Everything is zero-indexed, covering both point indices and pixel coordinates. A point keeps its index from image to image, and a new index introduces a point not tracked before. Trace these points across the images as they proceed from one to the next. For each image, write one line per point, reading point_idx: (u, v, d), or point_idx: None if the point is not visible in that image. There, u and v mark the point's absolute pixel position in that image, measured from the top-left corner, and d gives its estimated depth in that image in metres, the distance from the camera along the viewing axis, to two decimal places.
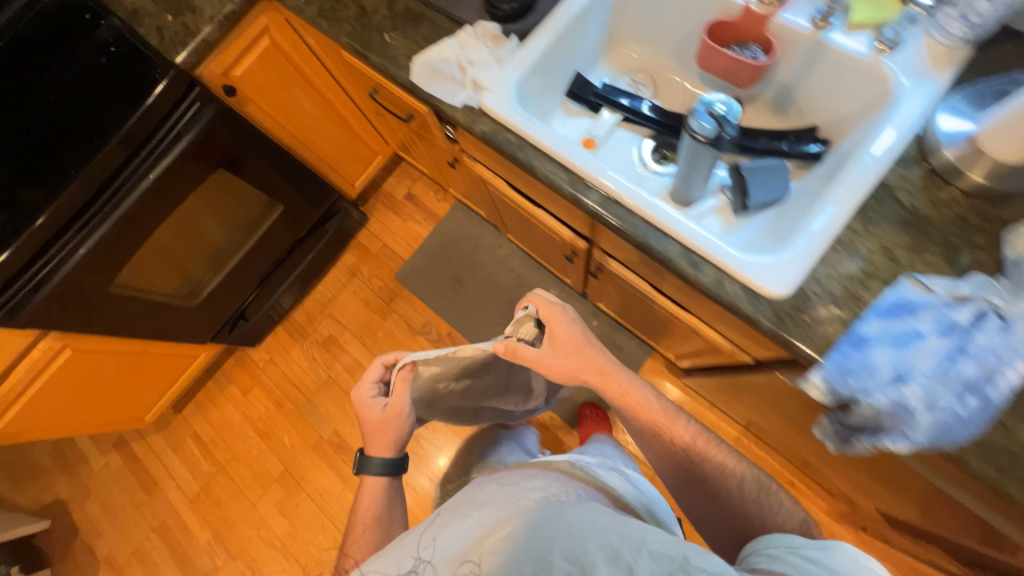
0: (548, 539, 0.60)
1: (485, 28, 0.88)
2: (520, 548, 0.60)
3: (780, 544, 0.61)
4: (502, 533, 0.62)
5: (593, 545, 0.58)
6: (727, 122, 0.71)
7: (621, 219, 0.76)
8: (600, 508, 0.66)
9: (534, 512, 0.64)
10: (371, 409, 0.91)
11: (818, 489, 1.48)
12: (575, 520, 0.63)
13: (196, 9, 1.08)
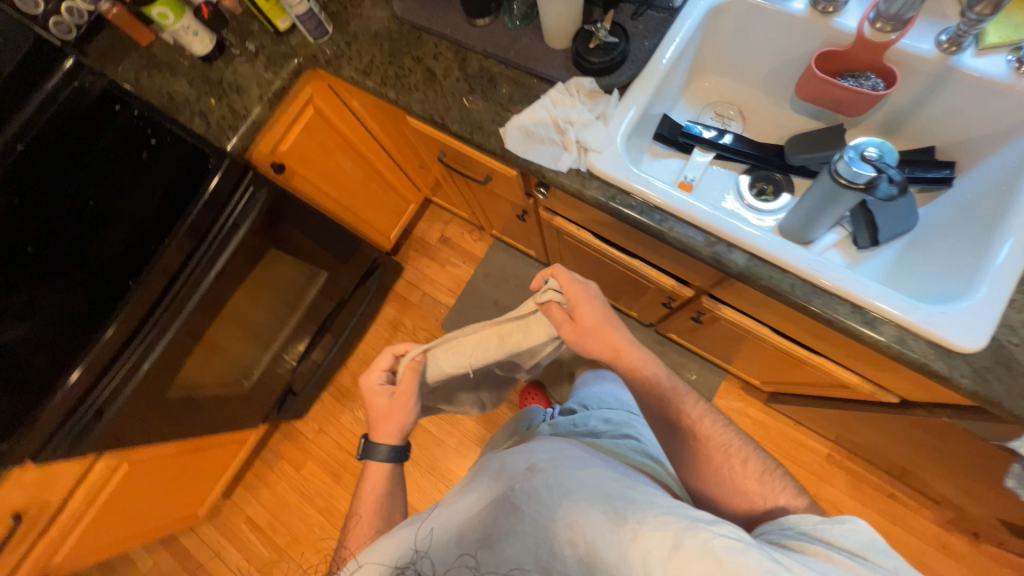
0: (552, 507, 0.56)
1: (579, 83, 0.82)
2: (523, 525, 0.56)
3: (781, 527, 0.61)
4: (502, 512, 0.58)
5: (600, 513, 0.53)
6: (888, 168, 0.66)
7: (775, 280, 0.70)
8: (604, 468, 0.61)
9: (538, 480, 0.59)
10: (379, 397, 0.84)
11: (922, 498, 1.43)
12: (577, 482, 0.57)
13: (241, 89, 1.00)
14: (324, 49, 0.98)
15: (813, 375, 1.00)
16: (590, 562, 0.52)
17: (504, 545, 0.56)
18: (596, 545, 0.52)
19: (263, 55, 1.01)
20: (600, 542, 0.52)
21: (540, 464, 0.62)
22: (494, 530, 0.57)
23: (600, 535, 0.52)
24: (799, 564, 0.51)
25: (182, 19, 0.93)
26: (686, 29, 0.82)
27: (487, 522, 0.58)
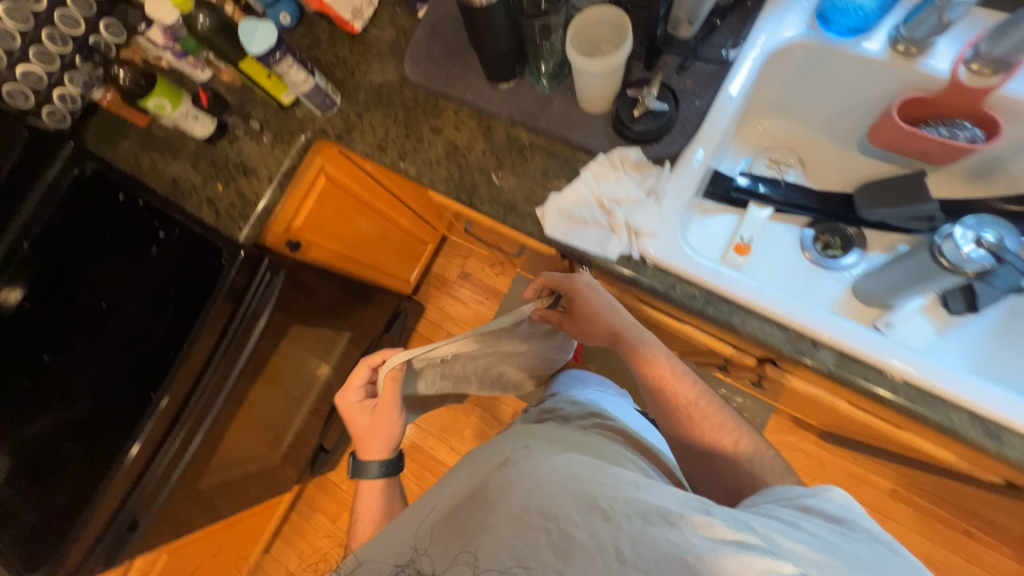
0: (521, 496, 0.52)
1: (623, 155, 0.73)
2: (493, 516, 0.52)
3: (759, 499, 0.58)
4: (473, 501, 0.55)
5: (568, 499, 0.50)
6: (1007, 254, 0.59)
7: (875, 383, 0.61)
8: (577, 456, 0.59)
9: (511, 471, 0.56)
10: (360, 414, 0.86)
11: (1001, 535, 1.32)
12: (548, 471, 0.55)
13: (249, 171, 0.93)
14: (335, 121, 0.90)
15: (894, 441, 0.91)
16: (563, 549, 0.47)
17: (474, 536, 0.51)
18: (567, 529, 0.48)
19: (268, 131, 0.93)
20: (571, 526, 0.48)
21: (514, 455, 0.60)
22: (463, 523, 0.53)
23: (569, 518, 0.49)
24: (768, 529, 0.49)
25: (180, 106, 0.85)
26: (741, 83, 0.72)
27: (458, 513, 0.55)
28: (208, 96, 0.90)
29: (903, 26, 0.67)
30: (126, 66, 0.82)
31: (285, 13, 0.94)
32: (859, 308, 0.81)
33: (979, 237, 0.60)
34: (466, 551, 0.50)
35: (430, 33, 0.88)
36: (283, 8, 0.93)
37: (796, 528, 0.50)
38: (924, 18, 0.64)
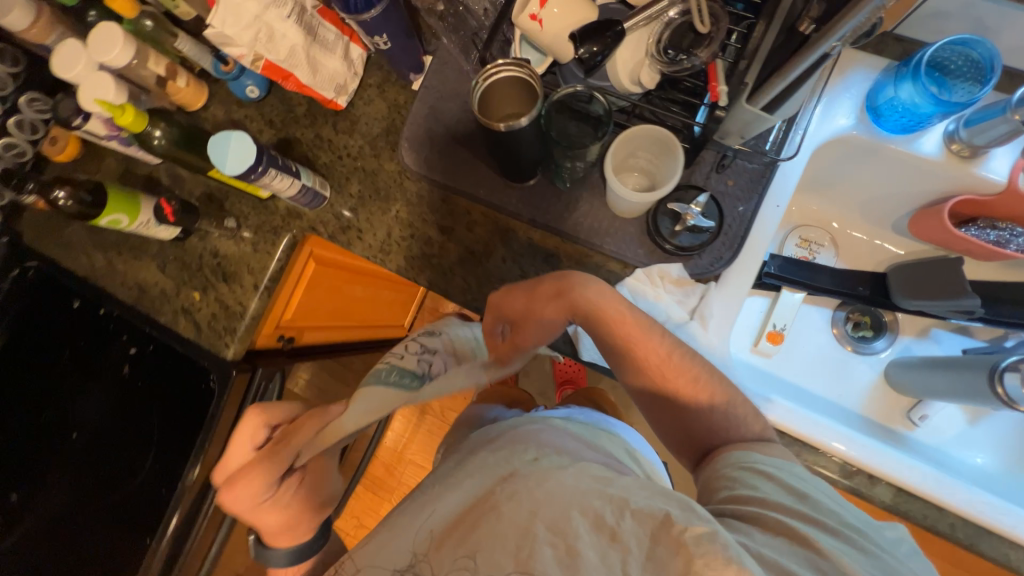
0: (525, 504, 0.47)
1: (664, 271, 0.66)
2: (500, 524, 0.47)
3: (758, 466, 0.52)
4: (471, 506, 0.50)
5: (578, 512, 0.45)
6: None
7: (931, 518, 0.61)
8: (589, 465, 0.52)
9: (514, 478, 0.50)
10: (274, 513, 0.69)
11: None
12: (560, 480, 0.49)
13: (229, 275, 0.81)
14: (326, 216, 0.79)
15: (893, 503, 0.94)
16: (571, 559, 0.43)
17: (471, 540, 0.47)
18: (575, 543, 0.44)
19: (246, 227, 0.81)
20: (580, 543, 0.44)
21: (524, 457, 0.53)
22: (462, 530, 0.49)
23: (581, 537, 0.44)
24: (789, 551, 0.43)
25: (140, 216, 0.72)
26: (783, 187, 0.66)
27: (458, 517, 0.50)
28: (173, 206, 0.73)
29: (962, 127, 0.62)
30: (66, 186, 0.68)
31: (252, 85, 0.80)
32: (890, 395, 0.80)
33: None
34: (465, 557, 0.46)
35: (429, 111, 0.77)
36: (249, 80, 0.79)
37: (781, 533, 0.45)
38: (991, 127, 0.59)
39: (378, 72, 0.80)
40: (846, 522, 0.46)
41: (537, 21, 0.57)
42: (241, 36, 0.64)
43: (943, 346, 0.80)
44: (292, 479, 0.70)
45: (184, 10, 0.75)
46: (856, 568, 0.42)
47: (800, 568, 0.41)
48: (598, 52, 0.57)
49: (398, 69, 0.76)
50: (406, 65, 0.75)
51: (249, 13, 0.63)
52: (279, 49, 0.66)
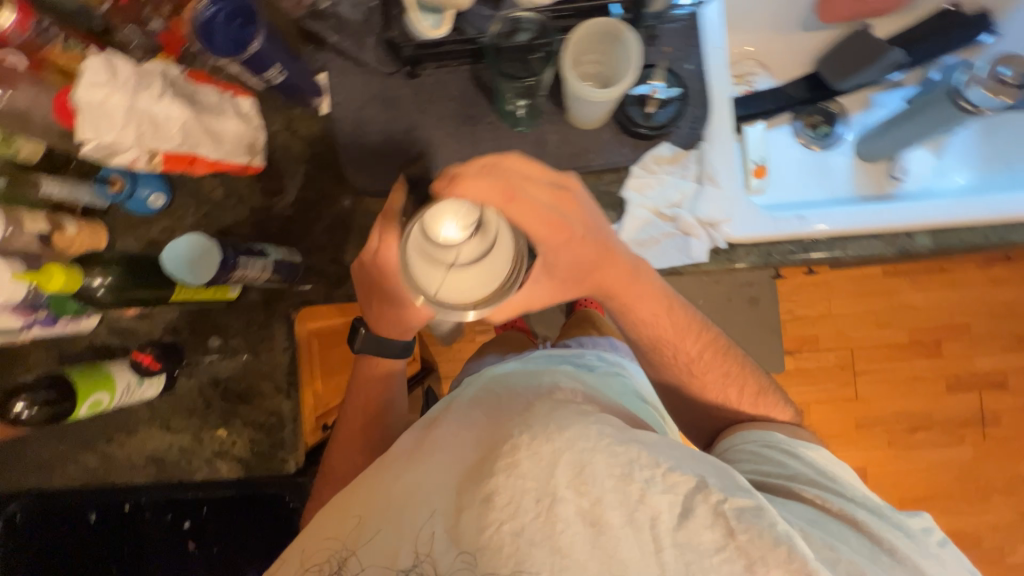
0: (542, 456, 0.46)
1: (656, 155, 0.67)
2: (517, 479, 0.45)
3: (777, 442, 0.64)
4: (477, 471, 0.47)
5: (603, 464, 0.45)
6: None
7: (967, 239, 0.68)
8: (608, 416, 0.52)
9: (522, 431, 0.48)
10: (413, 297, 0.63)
11: (962, 262, 1.64)
12: (579, 430, 0.48)
13: (243, 394, 0.73)
14: (312, 282, 0.72)
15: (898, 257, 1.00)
16: (593, 516, 0.43)
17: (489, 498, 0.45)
18: (599, 505, 0.44)
19: (233, 337, 0.72)
20: (605, 506, 0.44)
21: (539, 408, 0.52)
22: (462, 488, 0.47)
23: (605, 499, 0.44)
24: (844, 542, 0.50)
25: (118, 384, 0.63)
26: (714, 29, 0.68)
27: (462, 484, 0.47)
28: (152, 354, 0.66)
29: None
30: (26, 394, 0.57)
31: (152, 193, 0.70)
32: (873, 168, 0.87)
33: (999, 76, 0.64)
34: (466, 552, 0.44)
35: (354, 126, 0.71)
36: (147, 189, 0.69)
37: (825, 515, 0.54)
38: None
39: (279, 113, 0.72)
40: (889, 513, 0.55)
41: None
42: (123, 138, 0.55)
43: (887, 105, 0.88)
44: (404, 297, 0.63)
45: (31, 150, 0.64)
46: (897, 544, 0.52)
47: (851, 555, 0.48)
48: None
49: (300, 97, 0.69)
50: (307, 90, 0.68)
51: (117, 110, 0.54)
52: (170, 134, 0.58)
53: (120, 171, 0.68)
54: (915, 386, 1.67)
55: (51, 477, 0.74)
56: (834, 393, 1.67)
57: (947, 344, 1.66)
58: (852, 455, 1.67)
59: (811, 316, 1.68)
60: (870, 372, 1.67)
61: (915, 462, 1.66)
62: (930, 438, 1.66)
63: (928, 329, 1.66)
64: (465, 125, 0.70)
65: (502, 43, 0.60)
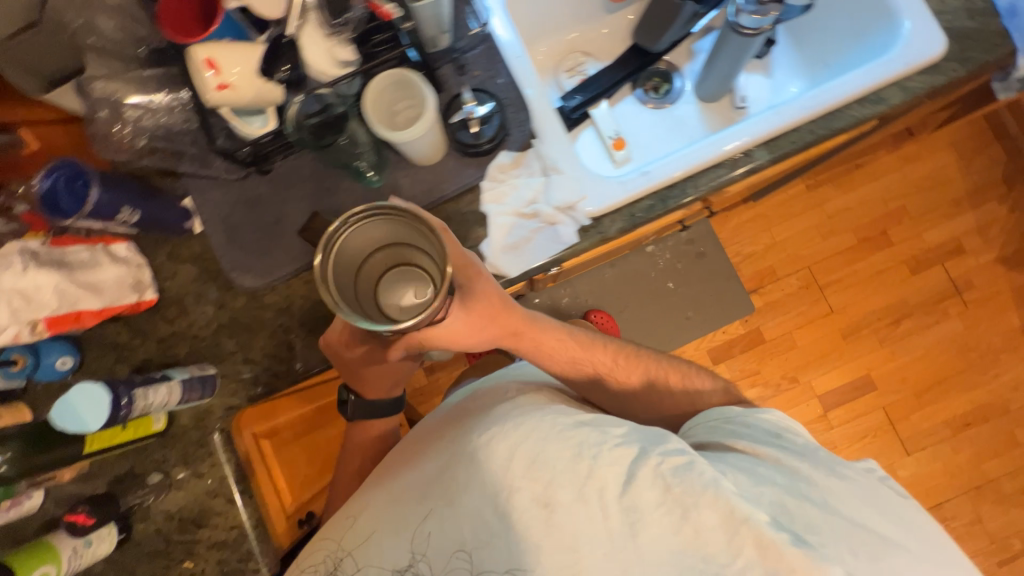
0: (501, 463, 0.62)
1: (498, 165, 0.71)
2: (481, 481, 0.62)
3: (734, 413, 0.72)
4: (451, 477, 0.65)
5: (552, 455, 0.61)
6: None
7: (798, 140, 0.71)
8: (562, 414, 0.66)
9: (490, 435, 0.65)
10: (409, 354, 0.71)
11: (874, 152, 1.70)
12: (533, 435, 0.63)
13: (198, 518, 0.73)
14: (232, 388, 0.74)
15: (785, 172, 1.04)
16: (547, 498, 0.59)
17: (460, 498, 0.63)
18: (551, 485, 0.60)
19: (173, 467, 0.73)
20: (554, 489, 0.59)
21: (501, 420, 0.67)
22: (445, 501, 0.63)
23: (555, 482, 0.60)
24: (777, 478, 0.61)
25: (63, 551, 0.64)
26: (512, 42, 0.75)
27: (436, 494, 0.64)
28: (84, 512, 0.66)
29: None
30: None
31: (59, 357, 0.72)
32: (719, 105, 0.93)
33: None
34: (458, 554, 0.61)
35: (227, 233, 0.75)
36: (53, 355, 0.71)
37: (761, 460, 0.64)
38: None
39: (159, 246, 0.76)
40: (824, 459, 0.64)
41: (227, 86, 0.60)
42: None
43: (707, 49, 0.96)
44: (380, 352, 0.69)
45: None
46: (833, 495, 0.60)
47: (776, 489, 0.60)
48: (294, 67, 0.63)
49: (169, 228, 0.73)
50: (172, 218, 0.72)
51: None
52: (46, 301, 0.63)
53: (20, 348, 0.69)
54: (881, 280, 1.68)
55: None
56: (810, 313, 1.68)
57: (893, 231, 1.69)
58: (851, 366, 1.66)
59: (760, 250, 1.71)
60: (835, 281, 1.69)
61: (912, 351, 1.66)
62: (916, 324, 1.67)
63: (871, 224, 1.70)
64: (326, 198, 0.75)
65: (320, 121, 0.63)
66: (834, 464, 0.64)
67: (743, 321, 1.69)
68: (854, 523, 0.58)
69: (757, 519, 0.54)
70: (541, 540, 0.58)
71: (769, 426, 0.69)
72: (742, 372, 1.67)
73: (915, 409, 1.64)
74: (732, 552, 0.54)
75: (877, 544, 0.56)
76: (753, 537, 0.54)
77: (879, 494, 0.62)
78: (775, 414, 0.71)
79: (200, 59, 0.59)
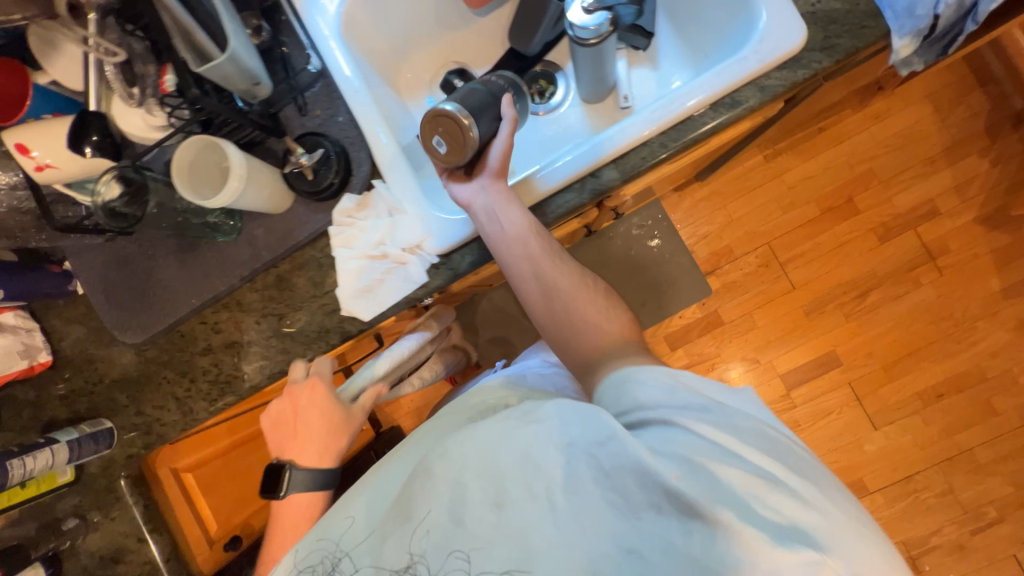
0: (454, 471, 0.64)
1: (343, 209, 0.70)
2: (437, 488, 0.64)
3: (640, 380, 0.67)
4: (413, 488, 0.66)
5: (501, 456, 0.63)
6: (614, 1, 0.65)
7: (648, 155, 0.68)
8: (506, 415, 0.68)
9: (448, 446, 0.67)
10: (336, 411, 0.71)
11: (835, 113, 1.58)
12: (473, 445, 0.65)
13: (115, 555, 0.80)
14: (130, 438, 0.79)
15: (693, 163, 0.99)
16: (501, 501, 0.60)
17: (419, 509, 0.63)
18: (503, 485, 0.61)
19: (89, 511, 0.80)
20: (508, 487, 0.60)
21: (451, 439, 0.68)
22: (404, 508, 0.65)
23: (508, 484, 0.61)
24: (699, 445, 0.59)
25: None
26: (348, 74, 0.72)
27: (401, 507, 0.65)
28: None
29: None
30: None
31: None
32: (602, 107, 0.87)
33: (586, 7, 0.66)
34: (455, 554, 0.59)
35: (104, 294, 0.77)
36: None
37: (681, 428, 0.61)
38: None
39: (47, 310, 0.80)
40: (731, 417, 0.63)
41: (47, 167, 0.61)
42: None
43: None
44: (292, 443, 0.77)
45: None
46: (753, 451, 0.59)
47: (706, 464, 0.57)
48: (102, 139, 0.62)
49: (50, 295, 0.76)
50: (49, 286, 0.76)
51: None
52: None
53: None
54: (847, 251, 1.60)
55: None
56: (771, 291, 1.62)
57: (860, 198, 1.59)
58: (815, 343, 1.60)
59: (716, 229, 1.64)
60: (797, 256, 1.61)
61: (880, 323, 1.58)
62: (885, 295, 1.58)
63: (835, 192, 1.60)
64: (189, 253, 0.75)
65: (128, 202, 0.64)
66: (727, 415, 0.63)
67: (701, 304, 1.64)
68: (754, 468, 0.57)
69: (666, 478, 0.55)
70: (495, 539, 0.58)
71: (661, 385, 0.66)
72: (700, 357, 1.64)
73: (884, 384, 1.58)
74: (655, 514, 0.55)
75: (777, 487, 0.55)
76: (669, 498, 0.55)
77: (770, 440, 0.62)
78: (677, 375, 0.67)
79: (10, 147, 0.60)
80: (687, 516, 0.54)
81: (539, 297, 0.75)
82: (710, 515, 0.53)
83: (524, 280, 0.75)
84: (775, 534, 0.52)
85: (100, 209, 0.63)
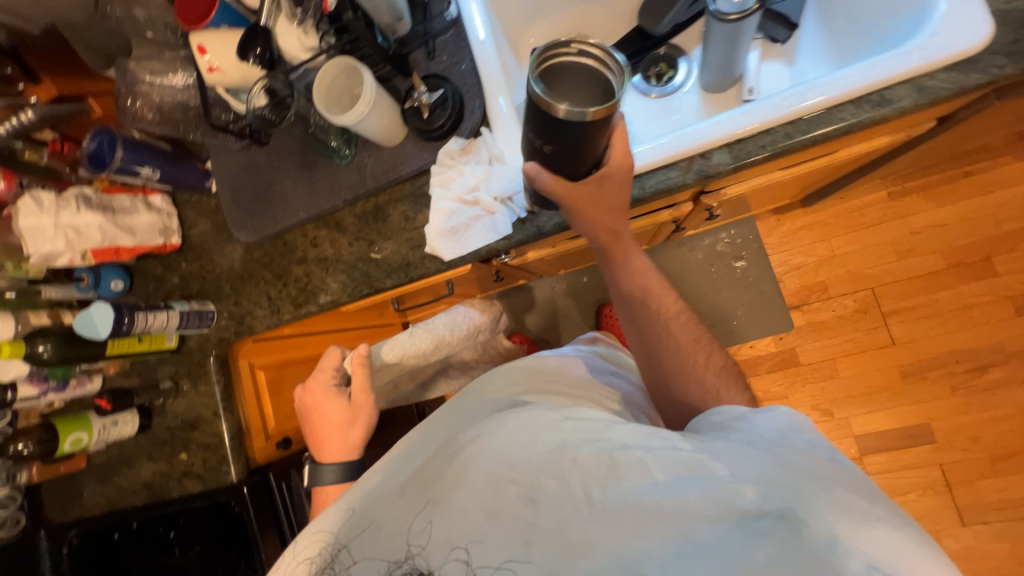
0: (484, 457, 0.49)
1: (448, 150, 0.74)
2: (459, 473, 0.48)
3: (740, 421, 0.53)
4: (435, 466, 0.51)
5: (536, 447, 0.49)
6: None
7: (768, 144, 0.64)
8: (547, 408, 0.54)
9: (480, 430, 0.53)
10: (334, 404, 0.72)
11: (988, 158, 1.39)
12: (509, 430, 0.51)
13: (194, 421, 0.91)
14: (224, 324, 0.90)
15: (813, 174, 0.91)
16: (532, 495, 0.45)
17: (432, 489, 0.48)
18: (537, 480, 0.46)
19: (181, 379, 0.92)
20: (543, 483, 0.46)
21: (486, 424, 0.54)
22: (426, 482, 0.50)
23: (541, 477, 0.46)
24: (810, 488, 0.43)
25: (94, 425, 0.85)
26: (475, 22, 0.75)
27: (416, 488, 0.49)
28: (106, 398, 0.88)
29: None
30: (26, 439, 0.81)
31: (115, 280, 0.89)
32: (721, 98, 0.83)
33: None
34: (455, 550, 0.44)
35: (231, 194, 0.87)
36: (110, 277, 0.89)
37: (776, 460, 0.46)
38: None
39: (187, 201, 0.93)
40: (833, 459, 0.48)
41: (215, 69, 0.72)
42: (57, 246, 0.78)
43: None
44: (316, 422, 0.73)
45: None
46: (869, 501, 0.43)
47: (811, 502, 0.42)
48: (263, 50, 0.71)
49: (192, 188, 0.88)
50: (192, 180, 0.87)
51: (49, 227, 0.77)
52: (92, 236, 0.81)
53: (88, 268, 0.86)
54: (971, 316, 1.39)
55: (68, 510, 0.93)
56: (862, 342, 1.45)
57: (1001, 259, 1.38)
58: (905, 411, 1.41)
59: (812, 262, 1.50)
60: (904, 309, 1.43)
61: (995, 407, 1.36)
62: (1008, 374, 1.36)
63: (969, 247, 1.40)
64: (307, 171, 0.82)
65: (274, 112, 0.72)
66: (824, 450, 0.49)
67: (778, 338, 1.51)
68: (852, 501, 0.43)
69: (741, 503, 0.42)
70: (511, 545, 0.43)
71: (773, 422, 0.52)
72: (765, 394, 1.50)
73: (986, 476, 1.35)
74: (713, 527, 0.41)
75: (876, 524, 0.41)
76: (736, 515, 0.42)
77: (872, 488, 0.46)
78: (775, 412, 0.54)
79: (194, 48, 0.72)
80: (753, 533, 0.41)
81: (636, 348, 0.69)
82: (789, 541, 0.40)
83: (623, 319, 0.71)
84: (860, 574, 0.38)
85: (251, 113, 0.72)
